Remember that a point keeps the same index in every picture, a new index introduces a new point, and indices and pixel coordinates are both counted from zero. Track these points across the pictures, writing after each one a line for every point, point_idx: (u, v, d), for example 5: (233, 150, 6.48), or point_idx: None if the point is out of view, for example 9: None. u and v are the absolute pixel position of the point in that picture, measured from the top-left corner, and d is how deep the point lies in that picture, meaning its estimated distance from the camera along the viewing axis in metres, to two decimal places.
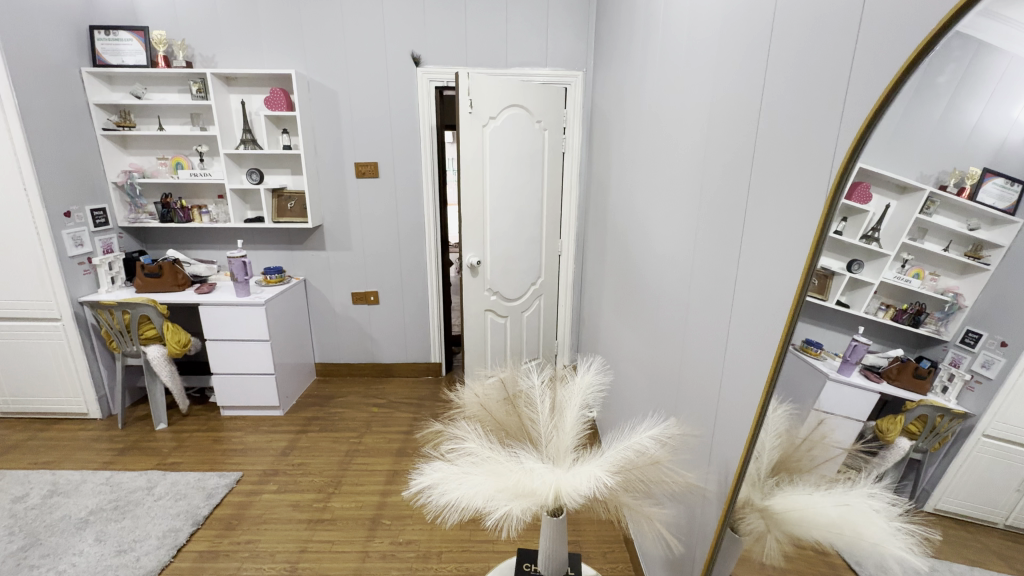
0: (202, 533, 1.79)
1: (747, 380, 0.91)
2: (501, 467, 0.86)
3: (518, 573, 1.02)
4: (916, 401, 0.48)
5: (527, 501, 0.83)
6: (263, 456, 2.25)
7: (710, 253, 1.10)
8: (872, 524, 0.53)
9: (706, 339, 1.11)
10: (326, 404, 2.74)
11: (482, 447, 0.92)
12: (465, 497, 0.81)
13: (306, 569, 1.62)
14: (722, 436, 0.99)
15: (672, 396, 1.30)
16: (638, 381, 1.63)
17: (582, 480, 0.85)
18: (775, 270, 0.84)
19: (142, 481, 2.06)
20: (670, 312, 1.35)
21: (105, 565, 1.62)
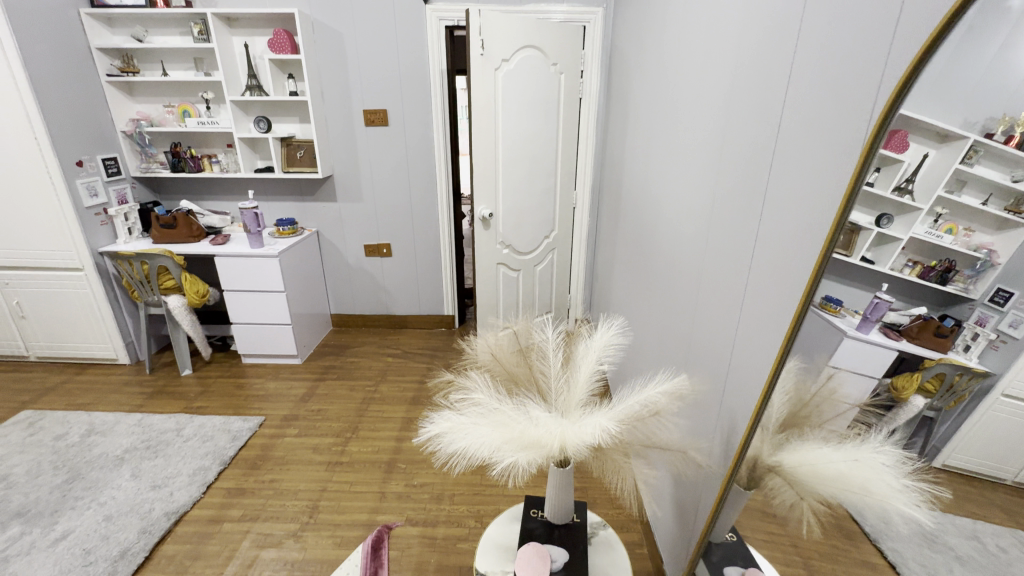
0: (230, 471, 1.89)
1: (766, 339, 0.87)
2: (508, 418, 0.87)
3: (525, 518, 1.05)
4: (935, 360, 0.46)
5: (533, 452, 0.85)
6: (283, 402, 2.34)
7: (733, 205, 1.04)
8: (881, 481, 0.54)
9: (724, 296, 1.07)
10: (343, 353, 2.82)
11: (491, 396, 0.93)
12: (471, 446, 0.82)
13: (327, 507, 1.72)
14: (736, 396, 0.97)
15: (683, 356, 1.29)
16: (649, 337, 1.62)
17: (589, 430, 0.85)
18: (805, 223, 0.77)
19: (171, 423, 2.17)
20: (684, 271, 1.31)
21: (142, 498, 1.74)
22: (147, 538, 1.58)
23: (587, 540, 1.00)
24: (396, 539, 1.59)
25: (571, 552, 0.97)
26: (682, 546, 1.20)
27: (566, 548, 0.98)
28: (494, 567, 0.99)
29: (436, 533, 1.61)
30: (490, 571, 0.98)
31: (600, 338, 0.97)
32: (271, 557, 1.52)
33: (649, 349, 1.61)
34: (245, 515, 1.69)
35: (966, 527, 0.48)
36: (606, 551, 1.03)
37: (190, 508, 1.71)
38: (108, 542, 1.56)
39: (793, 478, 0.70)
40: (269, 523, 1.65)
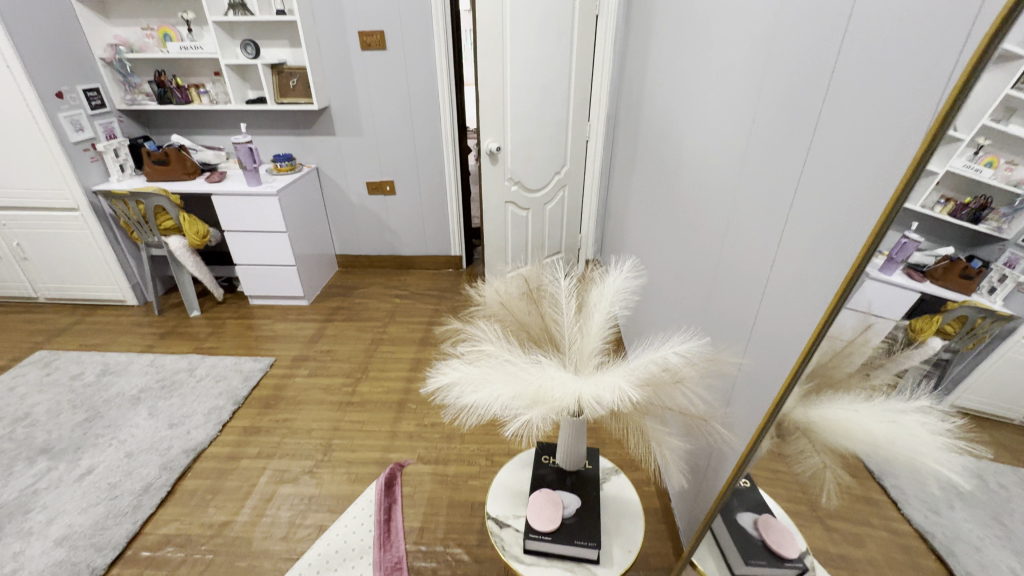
0: (244, 410, 1.93)
1: (812, 301, 0.78)
2: (520, 371, 0.82)
3: (537, 464, 1.04)
4: (960, 302, 0.44)
5: (548, 409, 0.81)
6: (292, 343, 2.34)
7: (777, 144, 0.91)
8: (916, 439, 0.50)
9: (760, 249, 0.96)
10: (350, 294, 2.79)
11: (501, 348, 0.89)
12: (483, 400, 0.79)
13: (340, 445, 1.75)
14: (772, 362, 0.89)
15: (706, 308, 1.21)
16: (666, 285, 1.55)
17: (605, 389, 0.80)
18: (870, 169, 0.66)
19: (184, 363, 2.19)
20: (712, 216, 1.21)
21: (161, 436, 1.78)
22: (168, 475, 1.63)
23: (599, 487, 0.99)
24: (409, 476, 1.63)
25: (584, 499, 0.96)
26: (700, 507, 1.18)
27: (578, 493, 0.97)
28: (506, 510, 1.00)
29: (447, 472, 1.65)
30: (502, 514, 0.99)
31: (614, 286, 0.90)
32: (287, 492, 1.57)
33: (666, 297, 1.54)
34: (261, 452, 1.73)
35: (977, 469, 0.46)
36: (618, 497, 1.03)
37: (208, 446, 1.76)
38: (132, 478, 1.62)
39: (826, 443, 0.65)
40: (285, 460, 1.69)
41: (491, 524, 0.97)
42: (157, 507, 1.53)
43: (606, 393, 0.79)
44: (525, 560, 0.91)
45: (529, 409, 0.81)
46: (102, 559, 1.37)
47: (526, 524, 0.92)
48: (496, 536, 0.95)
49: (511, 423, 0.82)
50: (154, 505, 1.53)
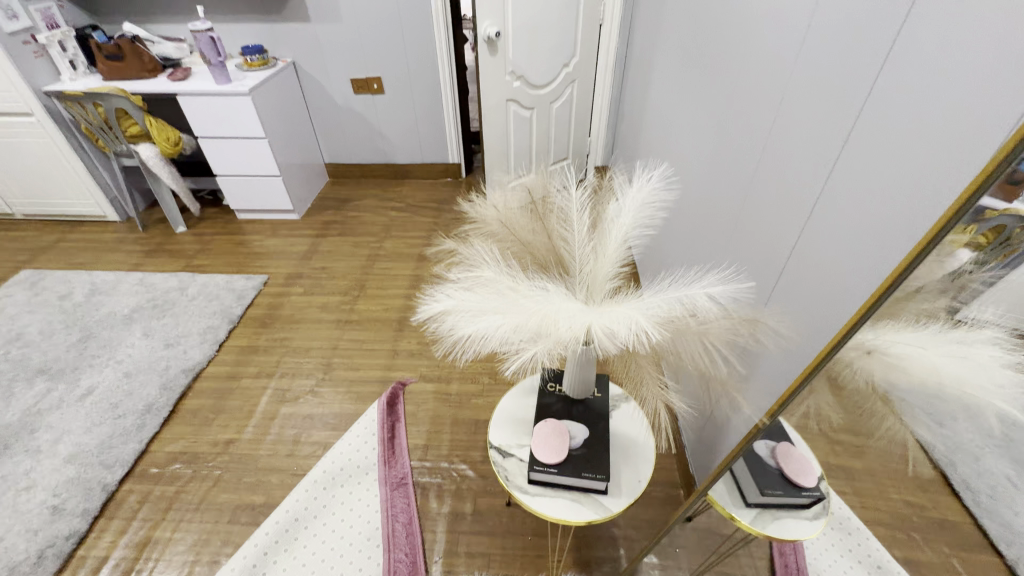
0: (240, 330, 1.87)
1: (879, 239, 0.63)
2: (520, 301, 0.71)
3: (541, 394, 0.97)
4: (999, 213, 0.42)
5: (553, 343, 0.72)
6: (285, 260, 2.23)
7: (850, 23, 0.70)
8: (964, 365, 0.50)
9: (809, 172, 0.79)
10: (343, 207, 2.62)
11: (499, 270, 0.77)
12: (478, 334, 0.69)
13: (341, 365, 1.71)
14: (814, 311, 0.76)
15: (733, 236, 1.06)
16: (686, 205, 1.37)
17: (622, 322, 0.68)
18: (999, 55, 0.47)
19: (174, 281, 2.10)
20: (751, 126, 1.00)
21: (158, 356, 1.75)
22: (169, 395, 1.61)
23: (607, 417, 0.93)
24: (412, 395, 1.60)
25: (592, 430, 0.90)
26: (712, 444, 1.13)
27: (586, 424, 0.91)
28: (509, 440, 0.95)
29: (451, 390, 1.61)
30: (505, 443, 0.94)
31: (635, 203, 0.75)
32: (288, 412, 1.55)
33: (684, 221, 1.37)
34: (261, 372, 1.69)
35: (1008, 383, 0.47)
36: (628, 424, 0.98)
37: (206, 365, 1.72)
38: (133, 398, 1.60)
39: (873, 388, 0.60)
40: (286, 380, 1.66)
41: (494, 453, 0.92)
42: (161, 426, 1.53)
43: (620, 327, 0.67)
44: (529, 491, 0.87)
45: (531, 341, 0.71)
46: (112, 477, 1.38)
47: (530, 456, 0.88)
48: (499, 466, 0.91)
49: (511, 357, 0.73)
50: (158, 424, 1.52)
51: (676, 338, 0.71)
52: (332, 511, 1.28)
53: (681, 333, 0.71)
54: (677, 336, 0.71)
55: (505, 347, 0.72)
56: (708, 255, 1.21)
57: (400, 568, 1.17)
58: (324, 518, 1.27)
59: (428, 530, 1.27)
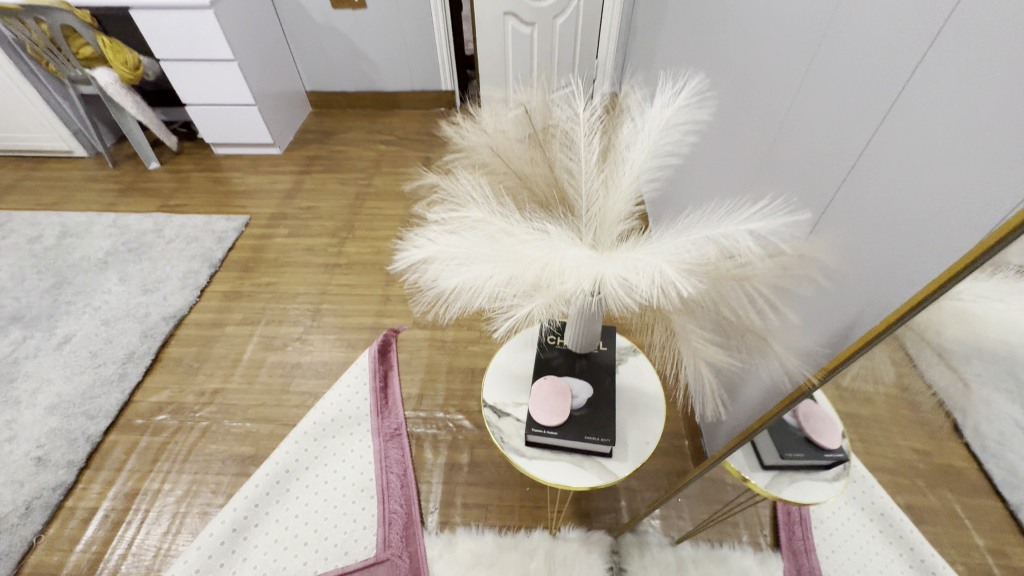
0: (222, 275, 1.76)
1: (989, 154, 0.47)
2: (515, 245, 0.59)
3: (541, 349, 0.88)
4: None
5: (554, 297, 0.61)
6: (267, 199, 2.07)
7: None
8: None
9: (885, 70, 0.61)
10: (328, 140, 2.41)
11: (488, 208, 0.64)
12: (465, 285, 0.59)
13: (329, 311, 1.61)
14: (870, 249, 0.62)
15: (766, 164, 0.92)
16: (711, 128, 1.18)
17: (644, 270, 0.57)
18: None
19: (149, 223, 1.96)
20: (800, 25, 0.82)
21: (137, 303, 1.66)
22: (150, 343, 1.53)
23: (613, 373, 0.85)
24: (405, 342, 1.52)
25: (596, 388, 0.82)
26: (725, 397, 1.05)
27: (589, 381, 0.83)
28: (504, 398, 0.87)
29: (445, 337, 1.52)
30: (500, 402, 0.87)
31: (655, 126, 0.62)
32: (276, 361, 1.48)
33: (708, 145, 1.19)
34: (246, 319, 1.60)
35: None
36: (634, 379, 0.90)
37: (189, 312, 1.63)
38: (113, 347, 1.53)
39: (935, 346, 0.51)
40: (272, 327, 1.58)
41: (488, 413, 0.85)
42: (145, 375, 1.46)
43: (641, 277, 0.56)
44: (525, 453, 0.81)
45: (526, 295, 0.61)
46: (96, 428, 1.34)
47: (527, 416, 0.80)
48: (494, 427, 0.84)
49: (504, 312, 0.64)
50: (140, 374, 1.46)
51: (711, 288, 0.60)
52: (325, 462, 1.24)
53: (719, 283, 0.60)
54: (714, 287, 0.60)
55: (496, 300, 0.62)
56: (737, 186, 1.04)
57: (395, 519, 1.15)
58: (316, 469, 1.23)
59: (423, 481, 1.23)
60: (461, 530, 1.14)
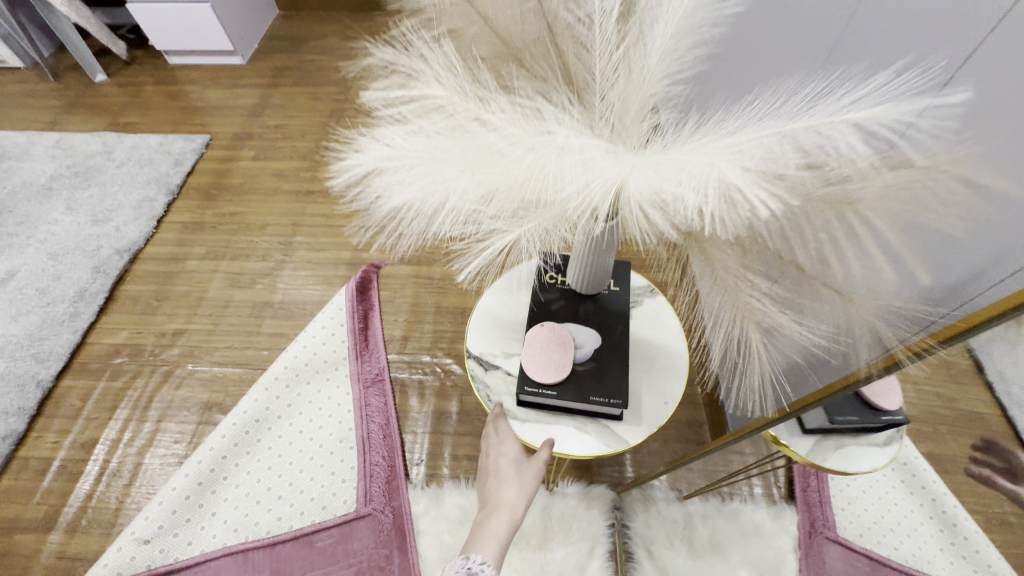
0: (181, 203, 1.56)
1: None
2: (496, 146, 0.42)
3: (539, 291, 0.75)
4: None
5: (549, 218, 0.45)
6: (230, 115, 1.81)
7: None
8: None
9: None
10: (299, 48, 2.09)
11: (457, 90, 0.46)
12: (423, 204, 0.43)
13: (303, 245, 1.42)
14: None
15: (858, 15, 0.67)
16: None
17: (692, 176, 0.40)
18: None
19: (97, 144, 1.73)
20: None
21: (86, 234, 1.47)
22: (103, 279, 1.37)
23: (625, 320, 0.73)
24: (387, 279, 1.35)
25: (604, 338, 0.71)
26: None
27: (596, 330, 0.72)
28: (493, 348, 0.77)
29: (433, 274, 1.35)
30: (488, 353, 0.77)
31: None
32: (243, 299, 1.33)
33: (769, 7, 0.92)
34: (209, 253, 1.43)
35: None
36: (649, 327, 0.79)
37: (145, 245, 1.46)
38: (61, 283, 1.37)
39: None
40: (239, 262, 1.40)
41: (472, 366, 0.76)
42: (98, 315, 1.32)
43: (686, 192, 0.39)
44: (517, 415, 0.72)
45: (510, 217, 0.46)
46: (47, 372, 1.21)
47: (521, 371, 0.70)
48: (480, 383, 0.75)
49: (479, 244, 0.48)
50: (93, 313, 1.31)
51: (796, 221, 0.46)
52: (299, 411, 1.12)
53: (813, 214, 0.45)
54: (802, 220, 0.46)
55: (469, 226, 0.47)
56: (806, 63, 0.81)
57: (377, 472, 1.04)
58: (290, 418, 1.12)
59: (408, 431, 1.12)
60: (449, 483, 1.04)
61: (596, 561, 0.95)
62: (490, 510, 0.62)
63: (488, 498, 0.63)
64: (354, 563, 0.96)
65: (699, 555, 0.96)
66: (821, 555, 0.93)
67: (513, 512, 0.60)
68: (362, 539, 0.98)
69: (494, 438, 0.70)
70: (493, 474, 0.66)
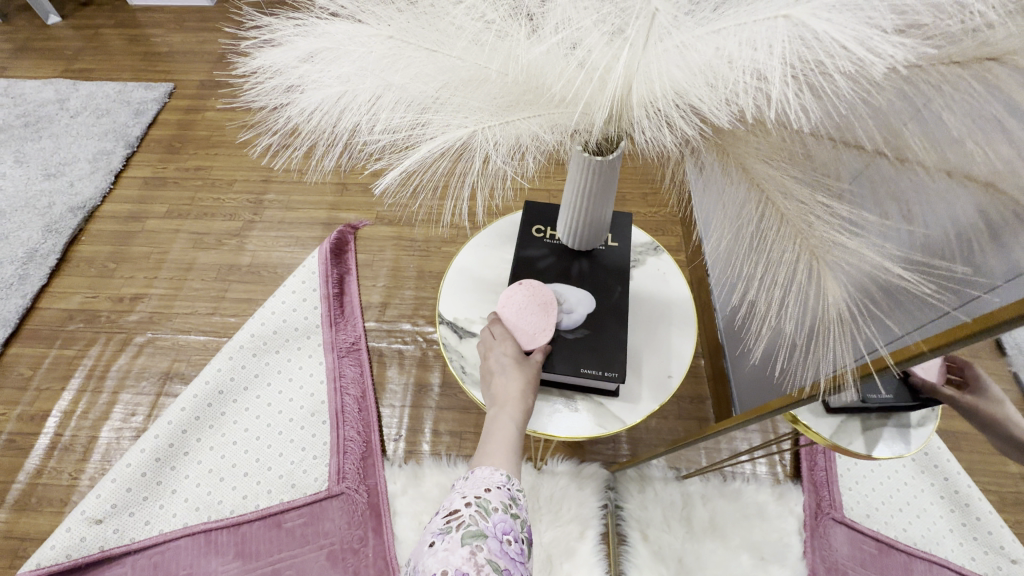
0: (141, 157, 1.42)
1: None
2: (438, 47, 0.41)
3: (526, 245, 0.66)
4: None
5: (522, 119, 0.43)
6: (196, 61, 1.65)
7: None
8: None
9: None
10: None
11: None
12: (335, 103, 0.41)
13: (273, 204, 1.30)
14: None
15: None
16: None
17: (741, 42, 0.35)
18: None
19: (50, 92, 1.57)
20: None
21: (36, 190, 1.35)
22: (55, 239, 1.26)
23: (624, 279, 0.64)
24: (366, 241, 1.23)
25: (600, 301, 0.62)
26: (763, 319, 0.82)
27: (590, 291, 0.63)
28: (469, 314, 0.68)
29: (415, 236, 1.23)
30: (463, 319, 0.67)
31: None
32: (208, 262, 1.22)
33: None
34: (172, 212, 1.31)
35: None
36: (651, 290, 0.70)
37: (102, 202, 1.34)
38: (9, 243, 1.25)
39: None
40: (203, 222, 1.28)
41: (445, 334, 0.66)
42: (50, 278, 1.21)
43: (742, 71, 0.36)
44: None
45: (471, 112, 0.42)
46: None
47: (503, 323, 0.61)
48: (454, 353, 0.65)
49: (398, 153, 0.44)
50: (44, 275, 1.20)
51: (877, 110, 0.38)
52: (267, 382, 1.03)
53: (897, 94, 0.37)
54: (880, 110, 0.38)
55: (420, 131, 0.42)
56: None
57: (351, 448, 0.96)
58: (256, 389, 1.03)
59: (385, 404, 1.04)
60: (429, 461, 0.96)
61: (587, 544, 0.88)
62: (499, 407, 0.56)
63: (495, 398, 0.56)
64: (326, 545, 0.88)
65: (697, 538, 0.89)
66: (827, 537, 0.87)
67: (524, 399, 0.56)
68: (334, 520, 0.90)
69: (490, 339, 0.60)
70: (496, 373, 0.58)
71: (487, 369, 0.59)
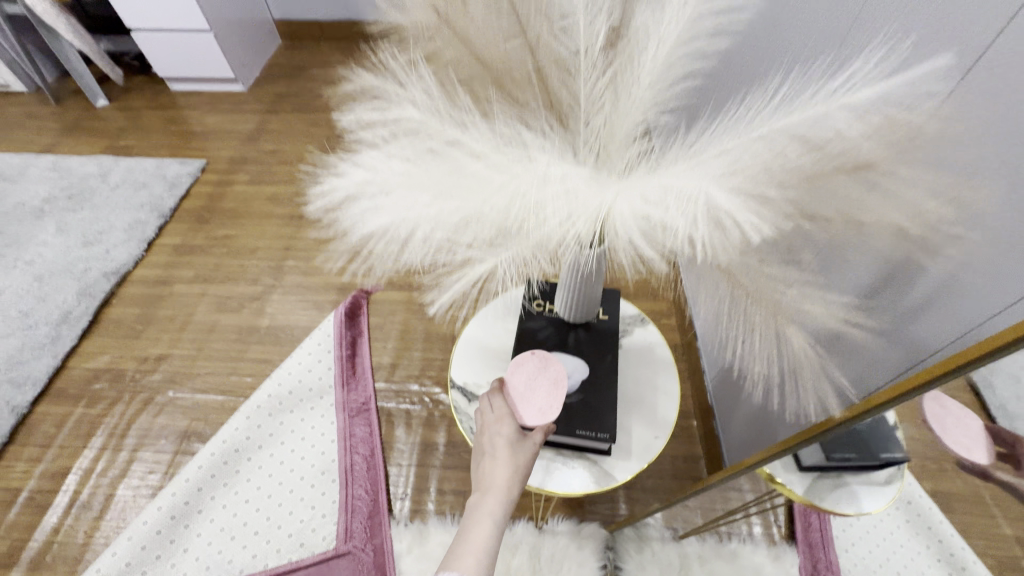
0: (173, 226, 1.54)
1: None
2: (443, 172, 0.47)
3: (528, 317, 0.75)
4: None
5: (525, 248, 0.50)
6: (228, 140, 1.82)
7: None
8: None
9: None
10: (297, 76, 2.09)
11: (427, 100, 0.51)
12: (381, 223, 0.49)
13: (293, 270, 1.40)
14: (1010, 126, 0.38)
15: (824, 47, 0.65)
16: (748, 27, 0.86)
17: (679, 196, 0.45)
18: None
19: (94, 167, 1.73)
20: None
21: (74, 257, 1.46)
22: (88, 302, 1.35)
23: (616, 346, 0.73)
24: (378, 304, 1.31)
25: (594, 366, 0.70)
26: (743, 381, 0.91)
27: (585, 359, 0.70)
28: (478, 378, 0.75)
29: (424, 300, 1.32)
30: (472, 383, 0.75)
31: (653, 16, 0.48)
32: (229, 324, 1.30)
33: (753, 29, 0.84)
34: (198, 277, 1.41)
35: None
36: (639, 357, 0.78)
37: (134, 267, 1.44)
38: (45, 307, 1.34)
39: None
40: (227, 286, 1.38)
41: (456, 398, 0.73)
42: (80, 339, 1.29)
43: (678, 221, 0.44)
44: None
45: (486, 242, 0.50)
46: (22, 398, 1.18)
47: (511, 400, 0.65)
48: (464, 415, 0.72)
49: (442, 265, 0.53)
50: (75, 336, 1.28)
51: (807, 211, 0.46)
52: (280, 440, 1.09)
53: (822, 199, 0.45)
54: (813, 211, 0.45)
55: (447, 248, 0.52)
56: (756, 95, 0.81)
57: (359, 506, 1.00)
58: (270, 448, 1.08)
59: (392, 463, 1.07)
60: (434, 520, 0.99)
61: None
62: (483, 492, 0.57)
63: (481, 484, 0.58)
64: None
65: None
66: None
67: (510, 486, 0.57)
68: None
69: (490, 414, 0.64)
70: (488, 454, 0.60)
71: (481, 449, 0.62)
